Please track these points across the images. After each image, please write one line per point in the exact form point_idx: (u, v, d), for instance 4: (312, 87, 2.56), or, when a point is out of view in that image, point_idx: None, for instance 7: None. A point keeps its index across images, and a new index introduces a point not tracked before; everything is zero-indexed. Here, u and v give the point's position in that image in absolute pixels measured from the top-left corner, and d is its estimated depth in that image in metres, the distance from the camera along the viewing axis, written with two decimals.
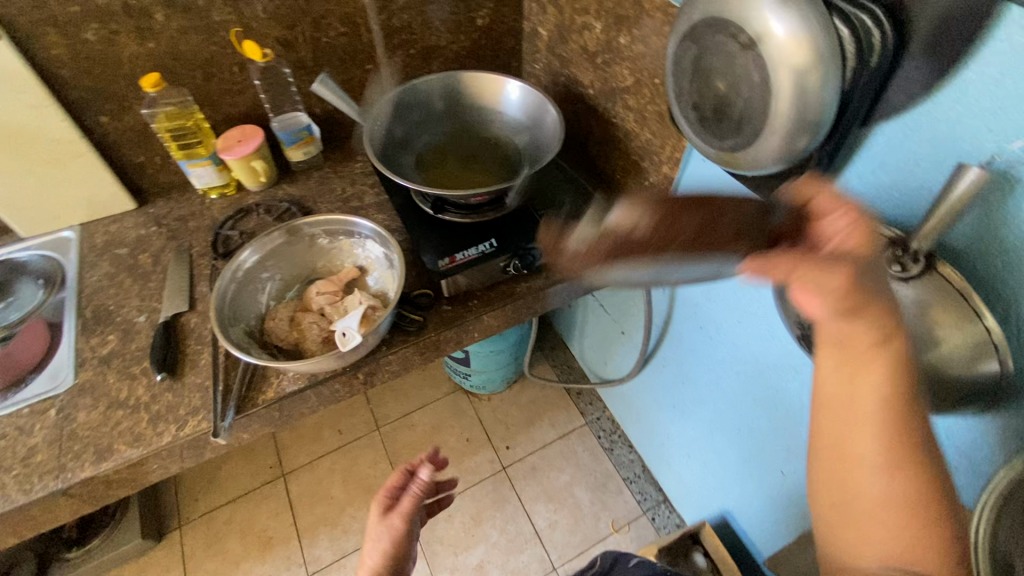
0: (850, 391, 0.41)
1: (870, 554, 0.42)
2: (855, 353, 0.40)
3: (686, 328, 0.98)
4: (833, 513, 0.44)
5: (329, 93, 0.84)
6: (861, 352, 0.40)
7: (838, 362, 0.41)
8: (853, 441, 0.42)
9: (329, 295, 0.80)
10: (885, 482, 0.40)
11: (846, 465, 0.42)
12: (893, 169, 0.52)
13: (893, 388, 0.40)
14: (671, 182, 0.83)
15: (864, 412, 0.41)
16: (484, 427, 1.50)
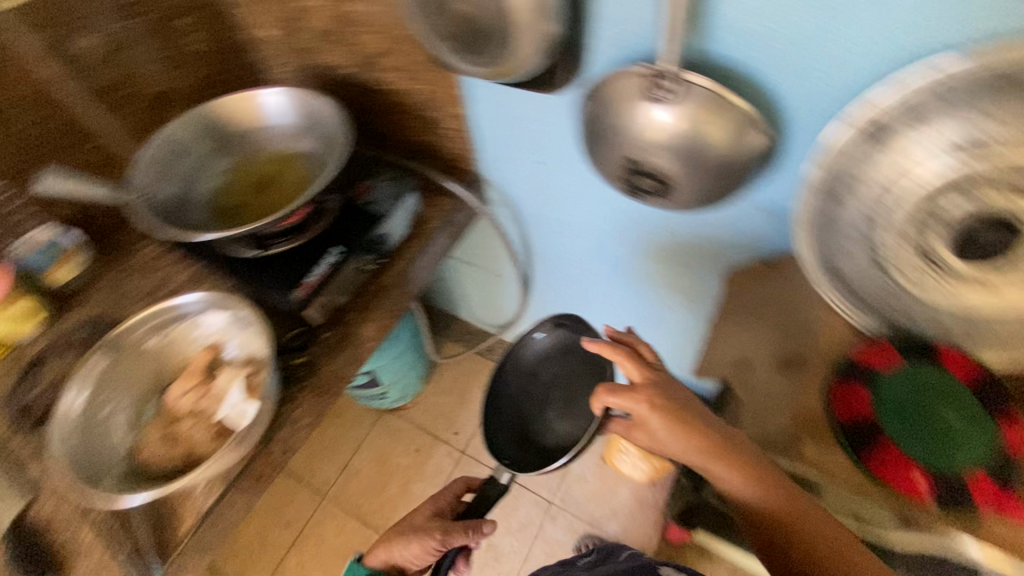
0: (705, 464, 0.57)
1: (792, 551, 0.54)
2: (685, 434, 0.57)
3: (545, 239, 1.05)
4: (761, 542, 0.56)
5: (68, 184, 0.71)
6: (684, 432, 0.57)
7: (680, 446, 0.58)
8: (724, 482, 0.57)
9: (194, 391, 0.71)
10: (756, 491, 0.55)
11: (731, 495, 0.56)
12: (628, 17, 0.59)
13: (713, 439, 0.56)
14: (467, 119, 0.86)
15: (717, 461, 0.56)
16: (425, 430, 1.49)
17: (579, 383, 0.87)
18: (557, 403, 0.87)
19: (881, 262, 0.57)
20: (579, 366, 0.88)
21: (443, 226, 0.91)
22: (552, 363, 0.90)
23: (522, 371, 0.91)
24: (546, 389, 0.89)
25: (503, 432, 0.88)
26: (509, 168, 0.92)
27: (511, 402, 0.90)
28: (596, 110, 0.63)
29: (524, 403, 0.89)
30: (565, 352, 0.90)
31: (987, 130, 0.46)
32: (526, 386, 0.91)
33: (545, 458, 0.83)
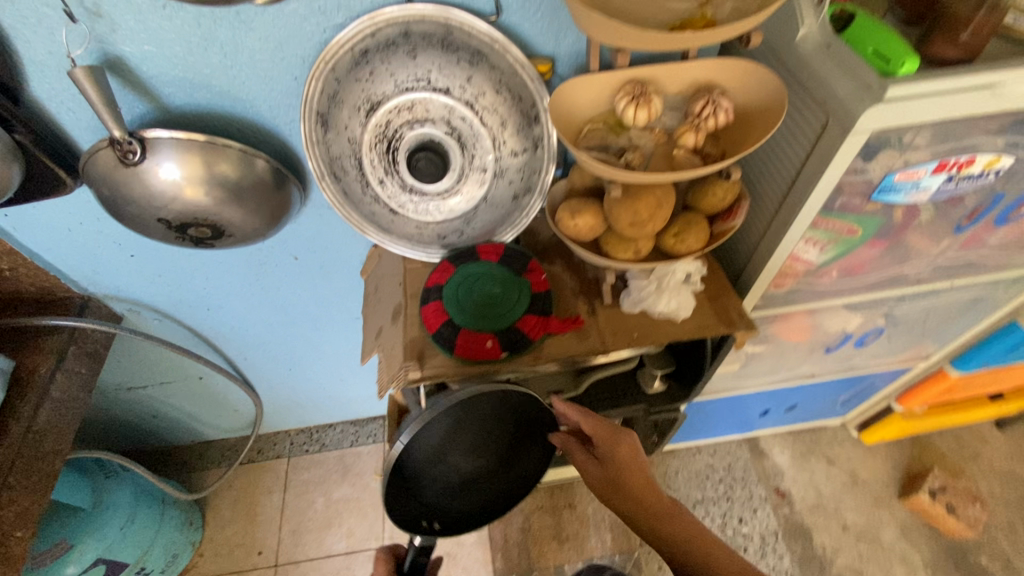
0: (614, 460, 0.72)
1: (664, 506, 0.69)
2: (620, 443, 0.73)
3: (207, 320, 1.02)
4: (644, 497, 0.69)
5: None
6: (626, 447, 0.72)
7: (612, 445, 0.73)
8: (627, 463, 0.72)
9: None
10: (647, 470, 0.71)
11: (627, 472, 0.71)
12: (78, 106, 0.62)
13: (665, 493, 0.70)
14: (18, 249, 0.79)
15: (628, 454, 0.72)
16: (225, 572, 1.32)
17: (506, 431, 0.73)
18: (467, 450, 0.71)
19: (396, 208, 0.69)
20: (506, 415, 0.71)
21: (57, 367, 0.82)
22: (468, 423, 0.69)
23: (426, 444, 0.67)
24: (459, 443, 0.70)
25: (412, 498, 0.70)
26: (107, 272, 0.87)
27: (413, 468, 0.68)
28: (102, 188, 0.64)
29: (433, 464, 0.70)
30: (490, 410, 0.69)
31: (378, 92, 0.61)
32: (426, 457, 0.68)
33: (470, 498, 0.75)
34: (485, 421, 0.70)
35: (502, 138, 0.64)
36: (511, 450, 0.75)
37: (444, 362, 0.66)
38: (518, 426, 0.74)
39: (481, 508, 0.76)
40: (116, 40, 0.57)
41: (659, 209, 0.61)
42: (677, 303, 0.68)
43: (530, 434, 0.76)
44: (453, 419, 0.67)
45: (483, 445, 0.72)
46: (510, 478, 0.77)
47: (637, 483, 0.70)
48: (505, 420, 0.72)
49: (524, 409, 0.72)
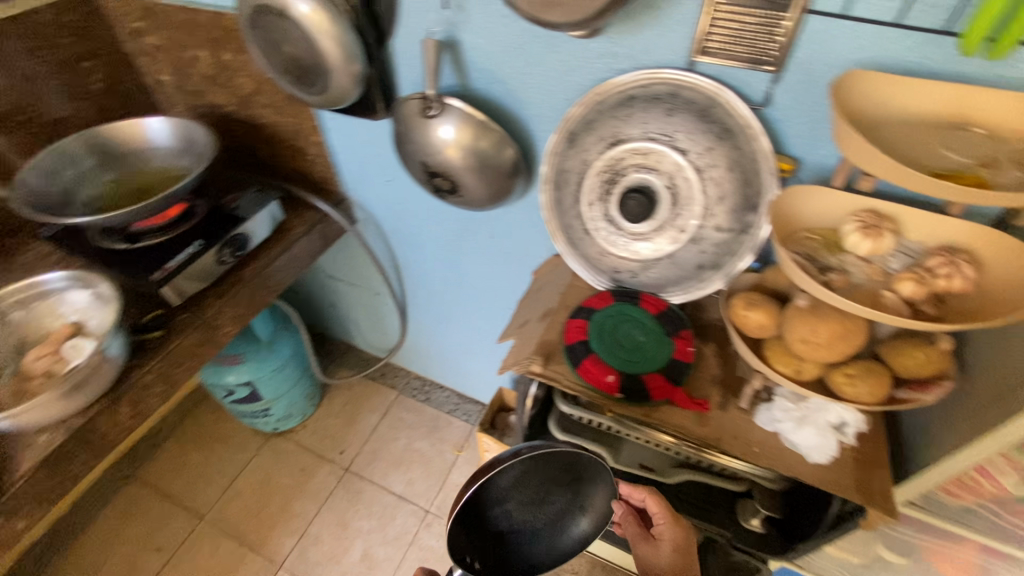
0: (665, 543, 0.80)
1: None
2: (674, 532, 0.80)
3: (406, 253, 1.22)
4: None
5: None
6: (675, 534, 0.80)
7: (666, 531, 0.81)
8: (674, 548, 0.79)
9: (48, 356, 0.78)
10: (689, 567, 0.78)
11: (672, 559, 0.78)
12: (416, 63, 0.83)
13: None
14: (326, 145, 1.06)
15: (677, 543, 0.79)
16: (312, 449, 1.54)
17: (568, 483, 0.74)
18: (530, 490, 0.72)
19: (589, 229, 0.77)
20: (578, 466, 0.72)
21: (305, 232, 1.08)
22: (547, 465, 0.70)
23: (507, 473, 0.68)
24: (529, 480, 0.71)
25: (467, 527, 0.69)
26: (366, 186, 1.11)
27: (484, 493, 0.68)
28: (400, 126, 0.84)
29: (499, 494, 0.69)
30: (569, 460, 0.70)
31: (625, 132, 0.69)
32: (495, 491, 0.69)
33: (512, 548, 0.73)
34: (558, 467, 0.71)
35: (714, 211, 0.68)
36: (565, 503, 0.75)
37: (563, 371, 0.71)
38: (581, 484, 0.74)
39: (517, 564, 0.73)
40: (463, 29, 0.75)
41: (841, 341, 0.57)
42: (816, 443, 0.63)
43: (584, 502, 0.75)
44: (538, 457, 0.68)
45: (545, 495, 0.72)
46: (553, 541, 0.75)
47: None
48: (572, 473, 0.73)
49: (591, 472, 0.74)
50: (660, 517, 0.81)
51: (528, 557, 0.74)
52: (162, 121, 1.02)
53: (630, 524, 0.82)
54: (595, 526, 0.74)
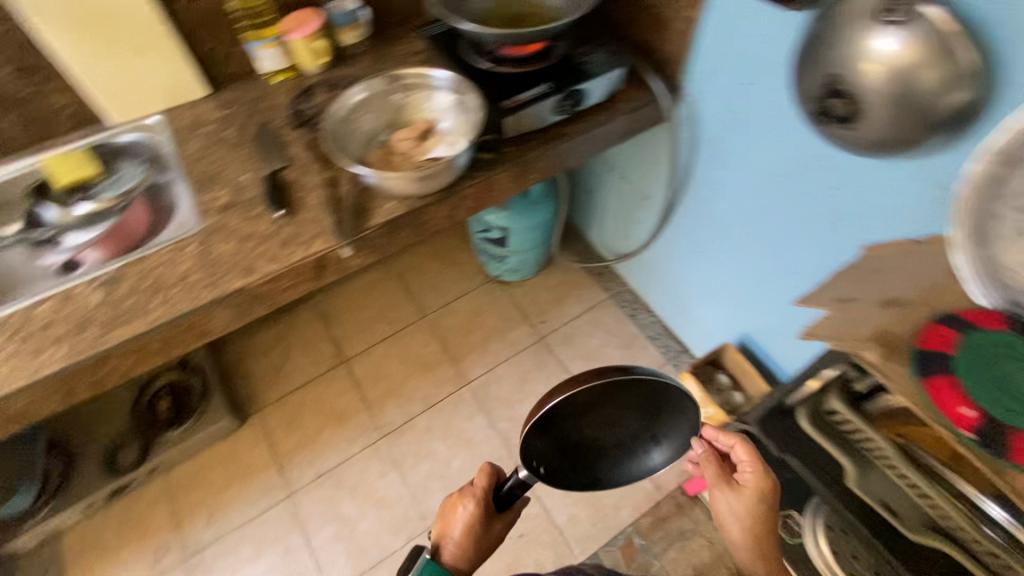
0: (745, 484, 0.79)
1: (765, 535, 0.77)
2: (750, 475, 0.79)
3: (708, 168, 1.13)
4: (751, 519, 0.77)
5: None
6: (752, 476, 0.79)
7: (745, 474, 0.80)
8: (751, 490, 0.78)
9: (411, 141, 0.92)
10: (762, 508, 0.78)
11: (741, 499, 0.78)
12: None
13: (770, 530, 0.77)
14: (696, 23, 0.96)
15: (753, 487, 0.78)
16: (519, 307, 1.65)
17: (648, 413, 0.78)
18: (606, 415, 0.76)
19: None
20: (663, 400, 0.76)
21: (631, 110, 1.02)
22: (637, 391, 0.73)
23: (593, 395, 0.72)
24: (610, 406, 0.75)
25: (544, 435, 0.75)
26: (710, 82, 1.01)
27: (565, 409, 0.72)
28: (825, 27, 0.71)
29: (577, 412, 0.74)
30: (657, 391, 0.74)
31: None
32: (574, 408, 0.73)
33: (579, 460, 0.80)
34: (648, 395, 0.75)
35: None
36: (642, 432, 0.79)
37: (901, 373, 0.60)
38: (656, 416, 0.78)
39: (578, 475, 0.81)
40: None
41: None
42: None
43: (656, 430, 0.80)
44: (627, 384, 0.72)
45: (620, 418, 0.77)
46: (619, 464, 0.81)
47: (758, 521, 0.77)
48: (652, 405, 0.77)
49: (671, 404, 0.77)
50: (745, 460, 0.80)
51: (598, 466, 0.81)
52: None
53: (711, 468, 0.81)
54: (670, 457, 0.81)
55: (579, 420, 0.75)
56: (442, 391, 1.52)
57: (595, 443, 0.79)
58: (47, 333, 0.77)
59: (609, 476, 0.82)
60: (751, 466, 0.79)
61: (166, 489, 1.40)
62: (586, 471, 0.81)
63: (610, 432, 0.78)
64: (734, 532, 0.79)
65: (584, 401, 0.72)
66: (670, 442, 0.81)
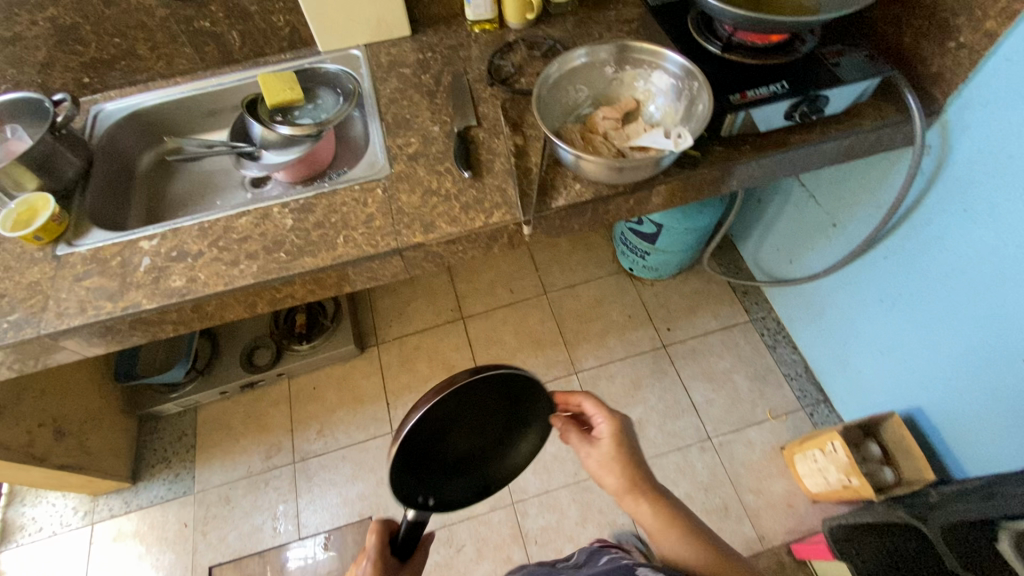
0: (616, 444, 0.77)
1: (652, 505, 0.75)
2: (618, 435, 0.77)
3: (940, 215, 0.95)
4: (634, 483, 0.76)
5: None
6: (611, 431, 0.77)
7: (617, 437, 0.77)
8: (624, 453, 0.77)
9: (614, 121, 0.84)
10: (640, 480, 0.76)
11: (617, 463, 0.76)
12: None
13: (652, 497, 0.76)
14: (994, 40, 0.78)
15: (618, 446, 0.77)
16: (647, 307, 1.56)
17: (511, 406, 0.71)
18: (473, 424, 0.69)
19: None
20: (518, 388, 0.69)
21: (871, 130, 0.86)
22: (492, 389, 0.66)
23: (449, 409, 0.65)
24: (469, 415, 0.68)
25: (415, 471, 0.67)
26: (986, 116, 0.83)
27: (428, 434, 0.65)
28: None
29: (444, 430, 0.67)
30: (512, 382, 0.67)
31: None
32: (438, 430, 0.66)
33: (467, 476, 0.74)
34: (505, 388, 0.68)
35: None
36: (514, 425, 0.74)
37: None
38: (525, 405, 0.71)
39: (470, 490, 0.75)
40: None
41: None
42: None
43: (531, 422, 0.74)
44: (475, 387, 0.64)
45: (488, 422, 0.70)
46: (501, 463, 0.75)
47: (625, 467, 0.76)
48: (519, 394, 0.70)
49: (529, 395, 0.70)
50: (601, 419, 0.78)
51: (487, 474, 0.75)
52: None
53: (575, 435, 0.79)
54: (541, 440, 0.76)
55: (443, 439, 0.68)
56: (551, 373, 1.49)
57: (467, 455, 0.72)
58: (245, 246, 0.82)
59: (505, 476, 0.76)
60: (610, 422, 0.77)
61: (287, 394, 1.52)
62: (471, 483, 0.74)
63: (481, 441, 0.72)
64: (610, 484, 0.78)
65: (433, 419, 0.65)
66: (539, 427, 0.75)
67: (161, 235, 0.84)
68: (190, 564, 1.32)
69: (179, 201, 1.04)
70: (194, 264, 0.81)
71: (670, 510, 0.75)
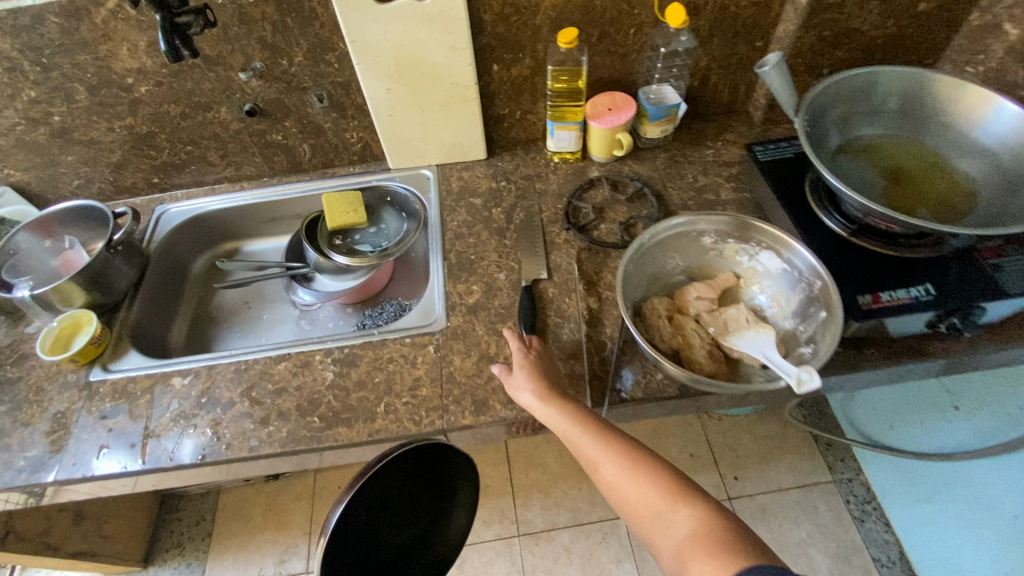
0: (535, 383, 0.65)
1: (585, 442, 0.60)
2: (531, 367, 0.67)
3: None
4: (562, 427, 0.62)
5: (778, 78, 0.71)
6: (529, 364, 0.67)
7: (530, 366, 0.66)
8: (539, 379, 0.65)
9: (709, 303, 0.71)
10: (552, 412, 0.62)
11: (537, 401, 0.64)
12: None
13: (580, 426, 0.61)
14: None
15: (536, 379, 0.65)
16: (712, 448, 1.38)
17: (434, 486, 0.72)
18: (396, 516, 0.69)
19: None
20: (438, 466, 0.69)
21: None
22: (405, 472, 0.65)
23: (362, 514, 0.63)
24: (388, 509, 0.67)
25: None
26: None
27: (350, 546, 0.63)
28: None
29: (367, 534, 0.65)
30: (422, 461, 0.66)
31: None
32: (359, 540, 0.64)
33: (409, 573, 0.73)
34: (418, 471, 0.68)
35: None
36: (441, 503, 0.75)
37: None
38: (445, 474, 0.72)
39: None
40: None
41: None
42: None
43: (452, 484, 0.75)
44: (390, 473, 0.64)
45: (413, 500, 0.70)
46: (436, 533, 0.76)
47: (540, 381, 0.65)
48: (436, 472, 0.70)
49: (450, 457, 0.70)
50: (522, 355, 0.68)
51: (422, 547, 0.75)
52: (1004, 96, 0.70)
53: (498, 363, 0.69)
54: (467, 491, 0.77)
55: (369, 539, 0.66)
56: (595, 513, 1.33)
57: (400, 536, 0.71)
58: (279, 401, 0.74)
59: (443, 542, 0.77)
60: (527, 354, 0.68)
61: (309, 490, 1.43)
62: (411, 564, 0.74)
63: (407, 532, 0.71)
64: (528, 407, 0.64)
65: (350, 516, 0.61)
66: (461, 499, 0.77)
67: (195, 374, 0.78)
68: None
69: (223, 312, 0.99)
70: (222, 417, 0.73)
71: (613, 439, 0.59)
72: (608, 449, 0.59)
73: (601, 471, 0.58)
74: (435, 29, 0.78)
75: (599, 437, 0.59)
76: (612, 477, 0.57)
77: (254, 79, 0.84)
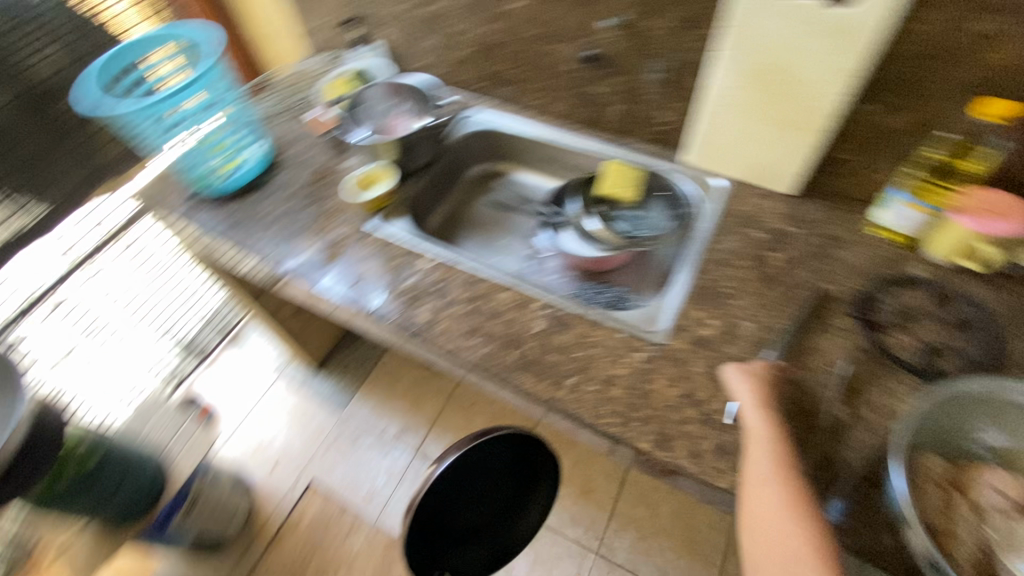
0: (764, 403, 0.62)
1: (769, 463, 0.57)
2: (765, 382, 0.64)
3: None
4: (756, 439, 0.59)
5: None
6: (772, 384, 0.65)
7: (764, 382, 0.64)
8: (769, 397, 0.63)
9: (1010, 503, 0.54)
10: (759, 419, 0.60)
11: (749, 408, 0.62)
12: None
13: (778, 451, 0.57)
14: None
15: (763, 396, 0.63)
16: None
17: (516, 471, 0.78)
18: (479, 493, 0.75)
19: None
20: (525, 455, 0.76)
21: None
22: (501, 454, 0.73)
23: (458, 482, 0.70)
24: (475, 485, 0.73)
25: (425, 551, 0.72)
26: None
27: (438, 506, 0.70)
28: None
29: (455, 495, 0.72)
30: (514, 448, 0.73)
31: None
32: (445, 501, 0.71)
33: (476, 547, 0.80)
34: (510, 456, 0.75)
35: None
36: (522, 492, 0.81)
37: None
38: (528, 469, 0.79)
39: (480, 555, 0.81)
40: None
41: None
42: None
43: (532, 479, 0.81)
44: (486, 453, 0.71)
45: (495, 482, 0.77)
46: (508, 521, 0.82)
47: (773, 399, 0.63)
48: (523, 461, 0.77)
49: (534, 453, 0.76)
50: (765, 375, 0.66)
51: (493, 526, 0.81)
52: None
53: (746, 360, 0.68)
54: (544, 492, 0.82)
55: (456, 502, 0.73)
56: None
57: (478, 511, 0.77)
58: (489, 323, 0.79)
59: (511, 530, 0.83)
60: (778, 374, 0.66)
61: (448, 392, 1.59)
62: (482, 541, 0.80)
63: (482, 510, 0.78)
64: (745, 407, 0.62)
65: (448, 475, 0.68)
66: (536, 497, 0.83)
67: (438, 263, 0.88)
68: (302, 466, 1.50)
69: (471, 220, 1.07)
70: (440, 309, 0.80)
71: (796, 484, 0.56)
72: (789, 483, 0.55)
73: (765, 491, 0.55)
74: (827, 43, 0.68)
75: (786, 473, 0.56)
76: (770, 513, 0.55)
77: (613, 28, 0.85)
